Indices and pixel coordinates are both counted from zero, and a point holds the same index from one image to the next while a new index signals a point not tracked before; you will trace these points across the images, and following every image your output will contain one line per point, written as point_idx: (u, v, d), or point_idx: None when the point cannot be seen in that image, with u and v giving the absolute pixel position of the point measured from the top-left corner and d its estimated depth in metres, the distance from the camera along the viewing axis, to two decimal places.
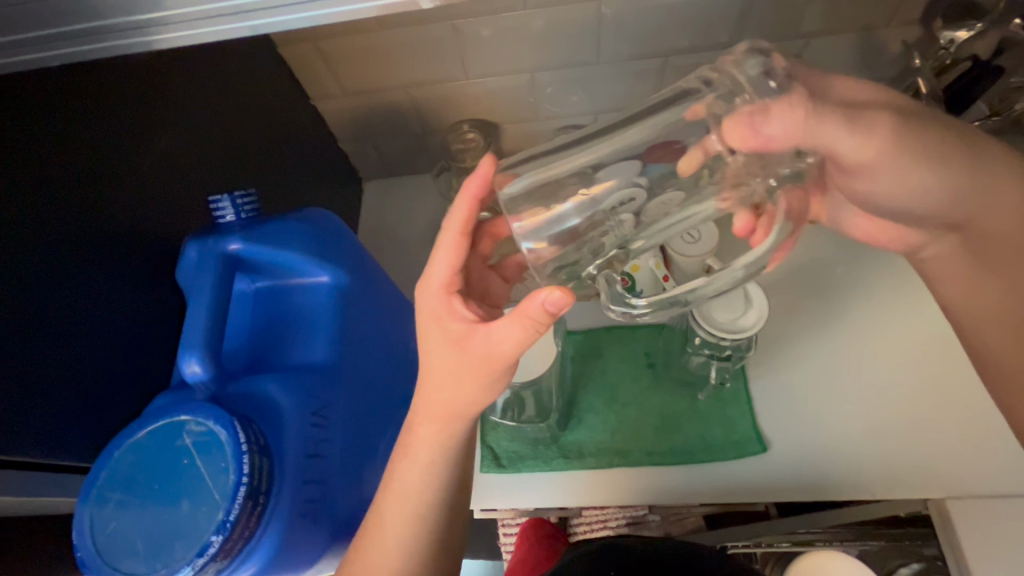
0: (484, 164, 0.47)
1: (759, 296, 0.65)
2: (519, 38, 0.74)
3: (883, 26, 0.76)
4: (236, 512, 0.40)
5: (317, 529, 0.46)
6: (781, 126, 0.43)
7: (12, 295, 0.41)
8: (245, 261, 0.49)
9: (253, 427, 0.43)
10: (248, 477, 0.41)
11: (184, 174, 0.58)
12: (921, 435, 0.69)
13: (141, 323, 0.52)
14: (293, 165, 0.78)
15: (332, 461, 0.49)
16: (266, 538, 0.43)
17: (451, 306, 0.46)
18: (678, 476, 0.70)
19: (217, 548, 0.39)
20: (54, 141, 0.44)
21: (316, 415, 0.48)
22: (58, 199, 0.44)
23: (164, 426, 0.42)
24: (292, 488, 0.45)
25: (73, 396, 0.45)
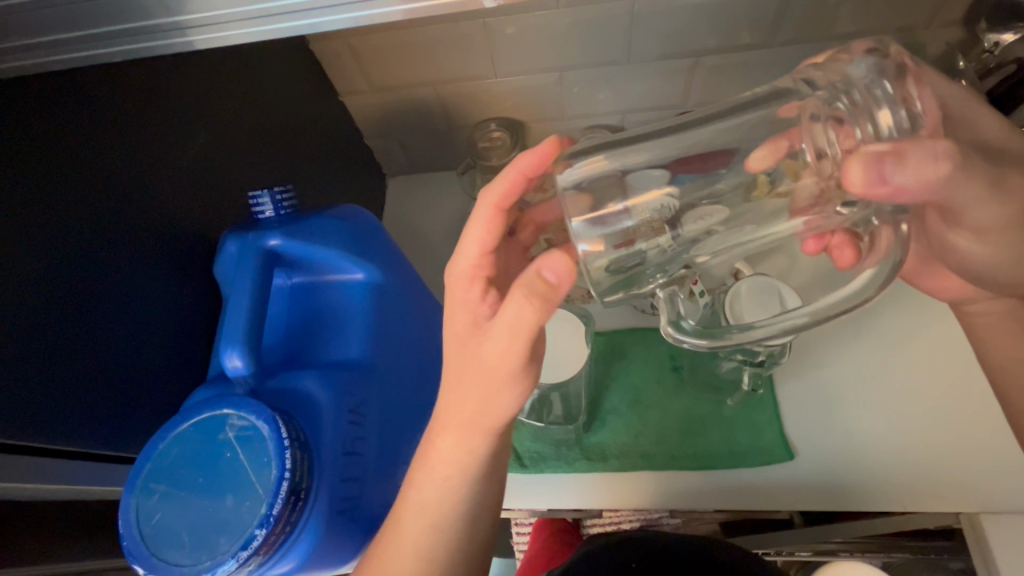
0: (545, 145, 0.49)
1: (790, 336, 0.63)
2: (547, 36, 0.74)
3: (922, 28, 0.74)
4: (279, 508, 0.40)
5: (353, 528, 0.47)
6: (914, 175, 0.37)
7: (61, 285, 0.41)
8: (283, 257, 0.49)
9: (293, 422, 0.43)
10: (291, 472, 0.41)
11: (220, 170, 0.59)
12: (955, 449, 0.67)
13: (179, 317, 0.53)
14: (326, 161, 0.79)
15: (369, 459, 0.49)
16: (304, 535, 0.43)
17: (469, 292, 0.47)
18: (701, 481, 0.69)
19: (260, 542, 0.39)
20: (101, 134, 0.45)
21: (353, 412, 0.48)
22: (103, 193, 0.45)
23: (208, 419, 0.42)
24: (330, 485, 0.45)
25: (120, 389, 0.46)
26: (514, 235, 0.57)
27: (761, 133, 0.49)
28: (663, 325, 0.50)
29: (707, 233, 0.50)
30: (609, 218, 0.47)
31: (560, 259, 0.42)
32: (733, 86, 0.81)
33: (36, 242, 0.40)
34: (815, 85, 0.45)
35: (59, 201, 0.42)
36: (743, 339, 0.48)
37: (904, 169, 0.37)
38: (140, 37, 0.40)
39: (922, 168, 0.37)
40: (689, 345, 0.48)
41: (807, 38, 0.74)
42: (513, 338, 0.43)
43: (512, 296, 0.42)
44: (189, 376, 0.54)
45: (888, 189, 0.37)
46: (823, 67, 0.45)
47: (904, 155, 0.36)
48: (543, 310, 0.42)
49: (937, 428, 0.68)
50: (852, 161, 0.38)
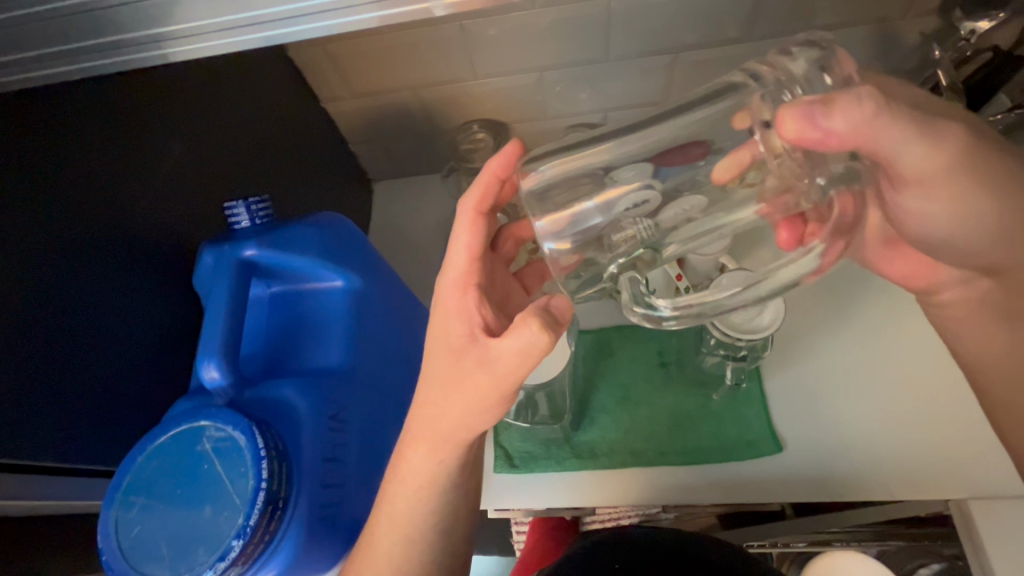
0: (511, 146, 0.50)
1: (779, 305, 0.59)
2: (527, 37, 0.74)
3: (899, 18, 0.73)
4: (256, 517, 0.40)
5: (334, 533, 0.47)
6: (846, 119, 0.39)
7: (35, 301, 0.42)
8: (260, 267, 0.49)
9: (270, 431, 0.44)
10: (268, 481, 0.41)
11: (197, 181, 0.58)
12: (940, 437, 0.67)
13: (157, 329, 0.53)
14: (306, 167, 0.78)
15: (349, 465, 0.49)
16: (284, 543, 0.44)
17: (462, 301, 0.47)
18: (691, 476, 0.70)
19: (237, 552, 0.40)
20: (75, 150, 0.45)
21: (333, 419, 0.48)
22: (77, 208, 0.45)
23: (185, 431, 0.42)
24: (309, 493, 0.45)
25: (97, 402, 0.46)
26: (496, 249, 0.58)
27: (734, 127, 0.49)
28: (627, 306, 0.48)
29: (686, 220, 0.51)
30: (574, 218, 0.48)
31: (565, 299, 0.45)
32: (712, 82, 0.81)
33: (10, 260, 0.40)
34: (761, 81, 0.47)
35: (32, 219, 0.42)
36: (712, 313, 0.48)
37: (844, 119, 0.39)
38: (113, 51, 0.40)
39: (855, 113, 0.39)
40: (665, 322, 0.47)
41: (784, 31, 0.74)
42: (518, 361, 0.42)
43: (525, 322, 0.41)
44: (169, 386, 0.54)
45: (821, 133, 0.39)
46: (769, 61, 0.47)
47: (831, 102, 0.39)
48: (553, 339, 0.42)
49: (922, 417, 0.69)
50: (785, 112, 0.40)
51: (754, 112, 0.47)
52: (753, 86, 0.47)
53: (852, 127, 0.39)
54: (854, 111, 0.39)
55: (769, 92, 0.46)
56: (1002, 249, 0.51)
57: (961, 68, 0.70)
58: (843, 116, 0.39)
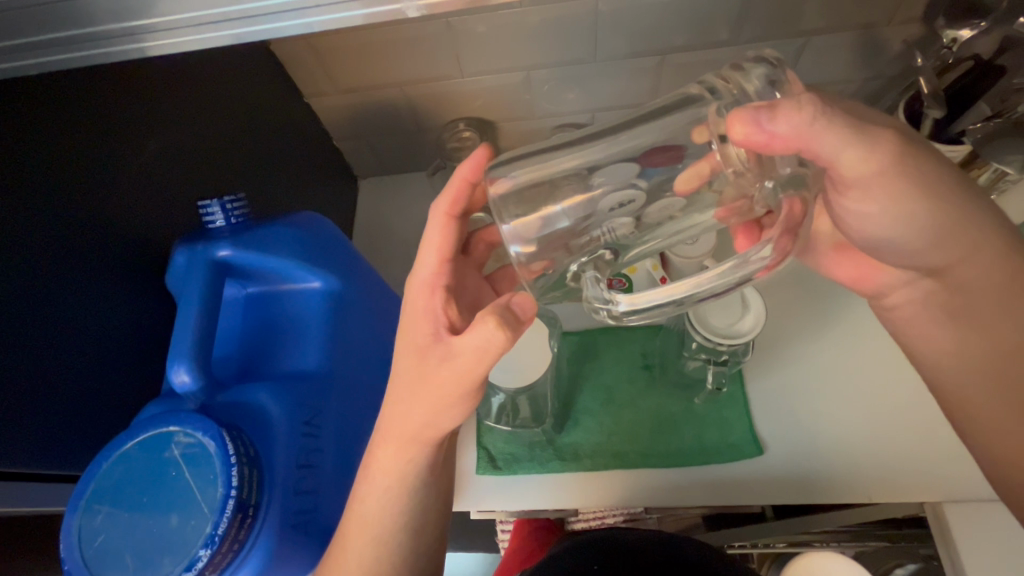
0: (478, 150, 0.49)
1: (757, 301, 0.56)
2: (514, 35, 0.73)
3: (884, 24, 0.74)
4: (225, 526, 0.40)
5: (308, 539, 0.46)
6: (790, 125, 0.40)
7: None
8: (234, 268, 0.48)
9: (242, 437, 0.43)
10: (238, 489, 0.40)
11: (172, 177, 0.57)
12: (918, 440, 0.68)
13: (126, 331, 0.52)
14: (287, 163, 0.77)
15: (324, 470, 0.48)
16: (255, 550, 0.43)
17: (430, 301, 0.47)
18: (672, 477, 0.71)
19: (205, 562, 0.39)
20: (41, 147, 0.44)
21: (307, 424, 0.47)
22: (43, 208, 0.44)
23: (153, 437, 0.41)
24: (281, 500, 0.44)
25: (60, 406, 0.45)
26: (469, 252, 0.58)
27: (695, 138, 0.48)
28: (589, 305, 0.48)
29: (669, 218, 0.51)
30: (547, 219, 0.48)
31: (529, 298, 0.45)
32: None
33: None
34: (716, 94, 0.46)
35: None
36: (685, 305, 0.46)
37: (786, 124, 0.39)
38: (85, 45, 0.39)
39: (797, 119, 0.40)
40: (628, 318, 0.46)
41: (768, 36, 0.74)
42: (479, 359, 0.42)
43: (482, 322, 0.41)
44: (138, 388, 0.53)
45: (766, 137, 0.40)
46: (724, 74, 0.46)
47: (775, 107, 0.39)
48: (510, 338, 0.42)
49: (899, 420, 0.70)
50: (733, 118, 0.40)
51: (712, 128, 0.46)
52: (709, 99, 0.46)
53: (799, 131, 0.40)
54: (796, 117, 0.40)
55: (724, 105, 0.45)
56: (990, 263, 0.50)
57: (944, 76, 0.70)
58: (785, 121, 0.39)
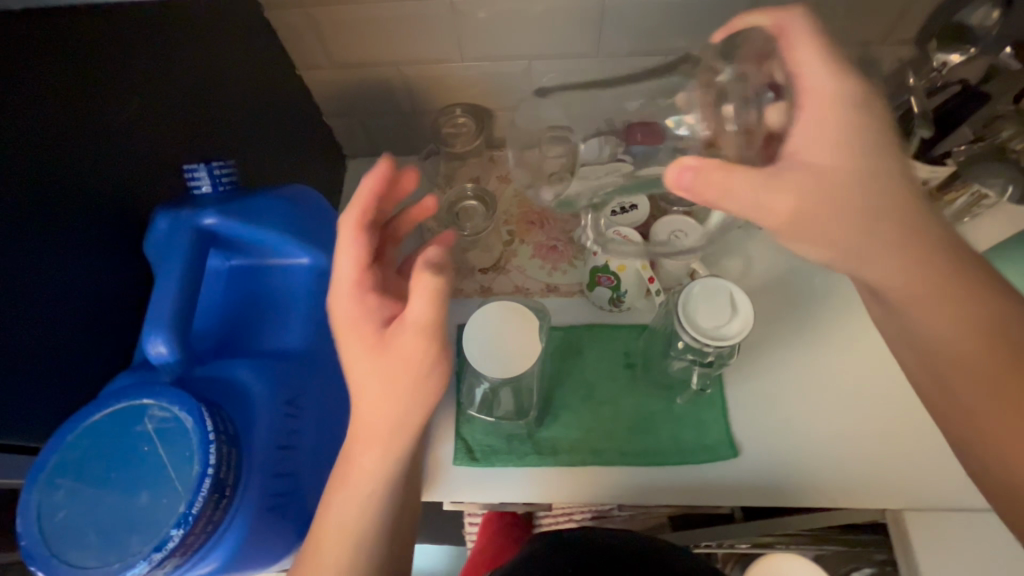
0: (379, 164, 0.46)
1: (746, 303, 0.55)
2: (519, 22, 0.72)
3: (879, 43, 0.75)
4: (199, 506, 0.38)
5: (284, 521, 0.45)
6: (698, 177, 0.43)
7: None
8: (219, 237, 0.45)
9: (221, 415, 0.41)
10: (214, 467, 0.39)
11: (155, 139, 0.54)
12: (884, 450, 0.71)
13: (98, 297, 0.49)
14: (276, 134, 0.74)
15: (304, 452, 0.47)
16: (229, 530, 0.41)
17: (360, 306, 0.44)
18: (647, 475, 0.72)
19: (176, 543, 0.37)
20: (14, 93, 0.41)
21: (288, 404, 0.46)
22: (11, 160, 0.41)
23: (125, 409, 0.39)
24: (259, 480, 0.43)
25: (22, 373, 0.42)
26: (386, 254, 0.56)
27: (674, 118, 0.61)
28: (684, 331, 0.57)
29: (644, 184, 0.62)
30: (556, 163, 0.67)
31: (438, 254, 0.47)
32: None
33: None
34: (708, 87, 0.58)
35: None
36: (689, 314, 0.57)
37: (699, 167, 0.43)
38: None
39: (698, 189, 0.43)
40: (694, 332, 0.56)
41: None
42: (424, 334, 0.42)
43: (414, 295, 0.42)
44: (105, 359, 0.50)
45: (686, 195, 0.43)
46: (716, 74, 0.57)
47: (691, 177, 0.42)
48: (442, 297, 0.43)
49: (868, 429, 0.72)
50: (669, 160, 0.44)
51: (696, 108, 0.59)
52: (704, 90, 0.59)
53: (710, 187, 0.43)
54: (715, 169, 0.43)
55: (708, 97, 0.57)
56: None
57: (932, 97, 0.71)
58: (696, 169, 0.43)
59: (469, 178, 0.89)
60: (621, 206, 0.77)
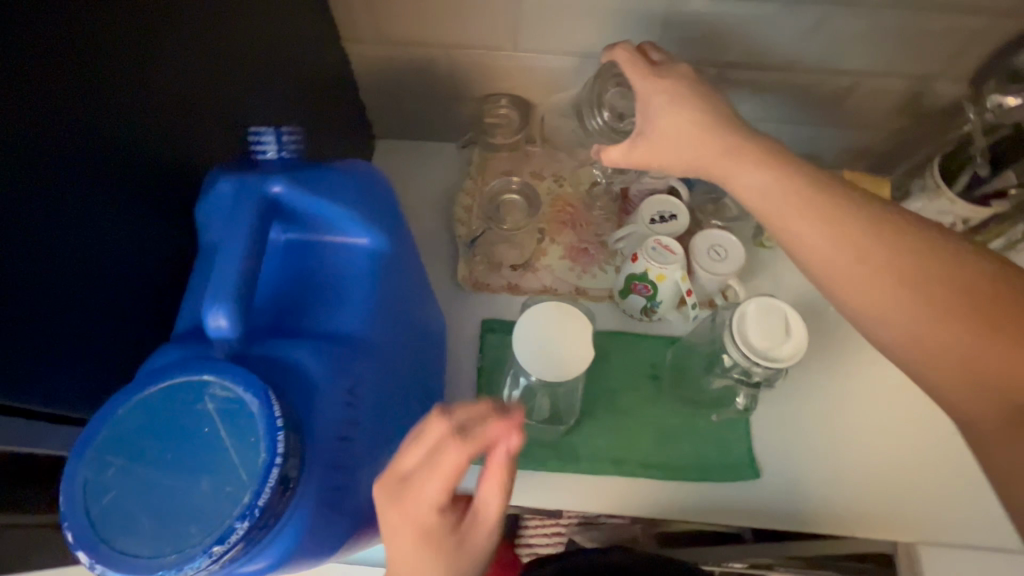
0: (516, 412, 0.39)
1: (801, 328, 0.55)
2: (580, 17, 0.70)
3: (932, 79, 0.75)
4: (266, 497, 0.35)
5: (341, 520, 0.40)
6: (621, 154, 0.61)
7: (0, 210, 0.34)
8: (284, 209, 0.43)
9: (286, 399, 0.39)
10: (283, 458, 0.36)
11: (209, 86, 0.49)
12: (903, 484, 0.71)
13: (129, 257, 0.46)
14: (323, 101, 0.70)
15: (365, 442, 0.42)
16: (288, 528, 0.38)
17: (435, 519, 0.38)
18: (668, 489, 0.71)
19: (240, 536, 0.35)
20: (89, 36, 0.37)
21: (349, 392, 0.42)
22: (67, 107, 0.37)
23: (186, 385, 0.38)
24: (322, 471, 0.39)
25: (56, 337, 0.41)
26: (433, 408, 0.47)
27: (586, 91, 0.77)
28: (731, 343, 0.56)
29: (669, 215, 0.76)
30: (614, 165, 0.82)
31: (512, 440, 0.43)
32: (743, 105, 0.82)
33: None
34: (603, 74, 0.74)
35: (20, 109, 0.34)
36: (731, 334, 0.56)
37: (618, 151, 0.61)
38: None
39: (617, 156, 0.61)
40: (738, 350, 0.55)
41: (823, 68, 0.75)
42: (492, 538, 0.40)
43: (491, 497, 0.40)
44: (137, 324, 0.48)
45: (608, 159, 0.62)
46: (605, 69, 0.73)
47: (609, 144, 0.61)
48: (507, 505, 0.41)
49: (888, 461, 0.72)
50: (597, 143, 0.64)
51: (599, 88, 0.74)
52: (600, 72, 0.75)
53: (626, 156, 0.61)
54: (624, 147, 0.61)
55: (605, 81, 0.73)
56: None
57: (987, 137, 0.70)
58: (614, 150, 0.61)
59: (501, 172, 0.87)
60: (661, 214, 0.77)
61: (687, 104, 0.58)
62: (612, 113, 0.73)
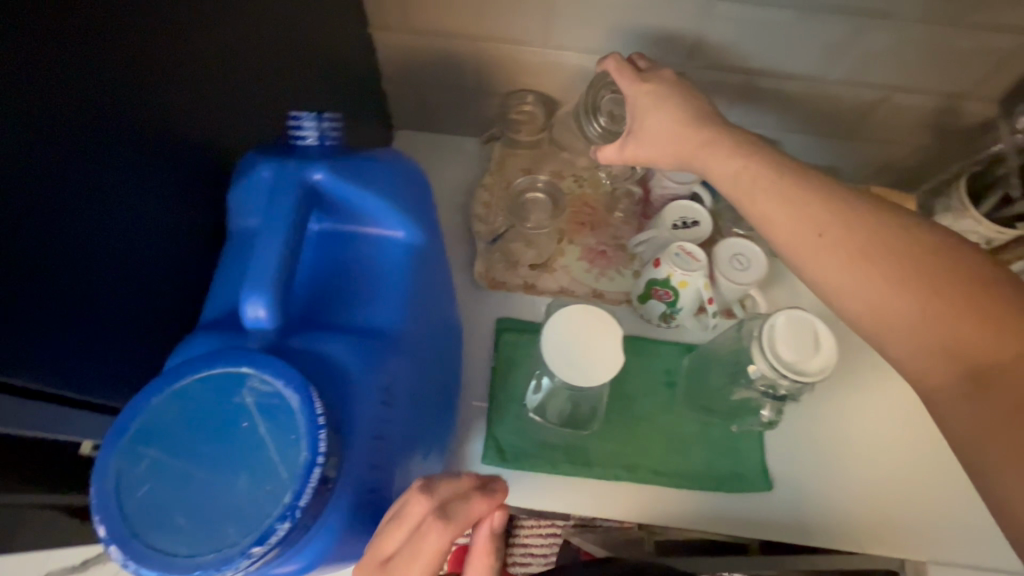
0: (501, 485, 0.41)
1: (830, 342, 0.55)
2: (614, 16, 0.69)
3: (963, 97, 0.75)
4: (307, 499, 0.34)
5: (373, 522, 0.40)
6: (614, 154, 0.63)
7: (47, 187, 0.33)
8: (324, 197, 0.42)
9: (326, 396, 0.38)
10: (325, 458, 0.35)
11: (246, 74, 0.48)
12: (913, 502, 0.71)
13: (163, 243, 0.45)
14: (347, 89, 0.68)
15: (397, 443, 0.42)
16: (324, 530, 0.37)
17: None
18: (680, 498, 0.70)
19: (280, 538, 0.34)
20: (140, 15, 0.36)
21: (386, 391, 0.41)
22: (116, 88, 0.36)
23: (222, 377, 0.37)
24: (359, 473, 0.38)
25: (95, 326, 0.39)
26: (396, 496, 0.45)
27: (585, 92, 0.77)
28: (760, 350, 0.55)
29: (684, 223, 0.76)
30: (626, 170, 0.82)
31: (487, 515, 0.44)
32: (770, 113, 0.81)
33: (21, 126, 0.31)
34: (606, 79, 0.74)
35: (66, 82, 0.32)
36: (758, 341, 0.56)
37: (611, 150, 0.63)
38: None
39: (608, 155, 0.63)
40: (766, 360, 0.55)
41: (855, 82, 0.74)
42: None
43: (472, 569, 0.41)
44: (166, 313, 0.47)
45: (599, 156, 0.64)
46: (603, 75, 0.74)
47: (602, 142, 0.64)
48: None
49: (899, 479, 0.72)
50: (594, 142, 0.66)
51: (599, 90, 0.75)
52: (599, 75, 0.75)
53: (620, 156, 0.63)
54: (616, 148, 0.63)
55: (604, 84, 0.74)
56: None
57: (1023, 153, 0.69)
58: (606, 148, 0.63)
59: (520, 169, 0.85)
60: (683, 220, 0.76)
61: (673, 104, 0.60)
62: (608, 118, 0.74)
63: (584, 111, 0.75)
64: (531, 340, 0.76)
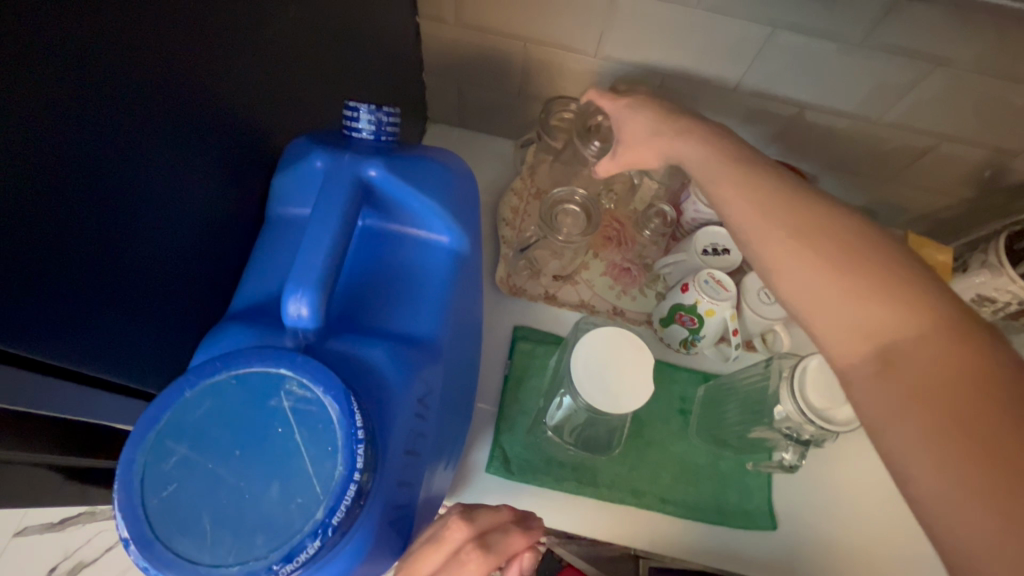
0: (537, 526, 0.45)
1: None
2: (670, 34, 0.68)
3: (1012, 155, 0.73)
4: (340, 516, 0.34)
5: (395, 538, 0.40)
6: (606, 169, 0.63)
7: (103, 154, 0.33)
8: (374, 194, 0.42)
9: (365, 407, 0.37)
10: (361, 473, 0.35)
11: (299, 62, 0.48)
12: (913, 558, 0.70)
13: (203, 227, 0.44)
14: (390, 80, 0.67)
15: (424, 457, 0.42)
16: (350, 549, 0.36)
17: None
18: (683, 529, 0.68)
19: (309, 555, 0.33)
20: None
21: (419, 404, 0.41)
22: (180, 59, 0.36)
23: (260, 377, 0.36)
24: (389, 489, 0.38)
25: (132, 309, 0.38)
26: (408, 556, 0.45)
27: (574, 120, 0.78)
28: (790, 391, 0.55)
29: (714, 249, 0.74)
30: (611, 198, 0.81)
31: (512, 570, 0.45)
32: (812, 148, 0.80)
33: (77, 100, 0.30)
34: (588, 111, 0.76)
35: (128, 53, 0.32)
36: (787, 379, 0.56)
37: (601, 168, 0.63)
38: None
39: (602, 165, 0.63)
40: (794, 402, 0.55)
41: (904, 126, 0.73)
42: None
43: None
44: (196, 298, 0.45)
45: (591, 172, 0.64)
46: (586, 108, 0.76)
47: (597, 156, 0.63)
48: None
49: (900, 532, 0.71)
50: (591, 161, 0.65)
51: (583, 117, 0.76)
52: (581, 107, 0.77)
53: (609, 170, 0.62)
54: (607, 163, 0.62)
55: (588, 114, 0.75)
56: None
57: None
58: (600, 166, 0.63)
59: (551, 177, 0.84)
60: (714, 246, 0.74)
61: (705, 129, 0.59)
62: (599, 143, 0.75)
63: (578, 134, 0.76)
64: (547, 352, 0.75)
